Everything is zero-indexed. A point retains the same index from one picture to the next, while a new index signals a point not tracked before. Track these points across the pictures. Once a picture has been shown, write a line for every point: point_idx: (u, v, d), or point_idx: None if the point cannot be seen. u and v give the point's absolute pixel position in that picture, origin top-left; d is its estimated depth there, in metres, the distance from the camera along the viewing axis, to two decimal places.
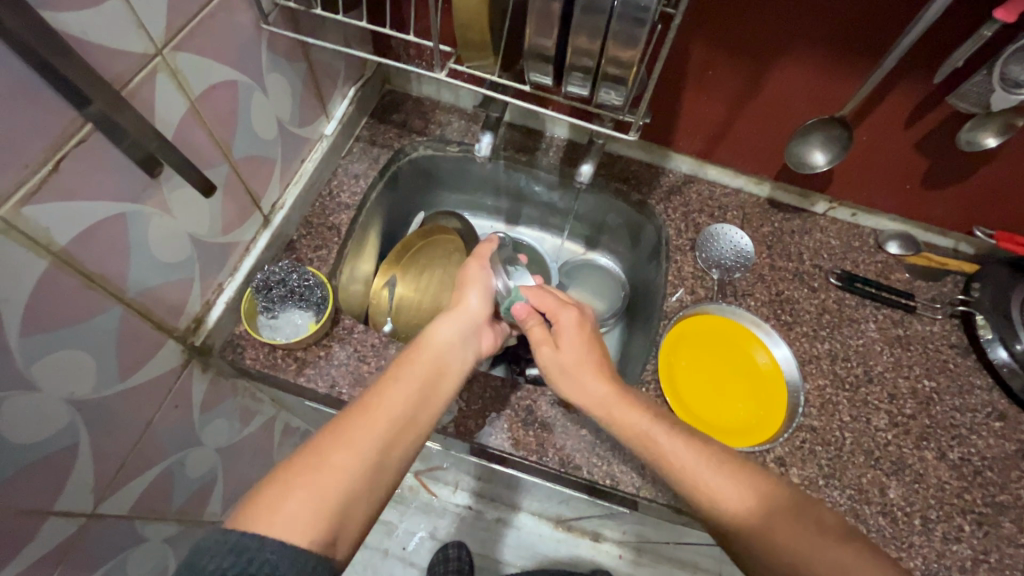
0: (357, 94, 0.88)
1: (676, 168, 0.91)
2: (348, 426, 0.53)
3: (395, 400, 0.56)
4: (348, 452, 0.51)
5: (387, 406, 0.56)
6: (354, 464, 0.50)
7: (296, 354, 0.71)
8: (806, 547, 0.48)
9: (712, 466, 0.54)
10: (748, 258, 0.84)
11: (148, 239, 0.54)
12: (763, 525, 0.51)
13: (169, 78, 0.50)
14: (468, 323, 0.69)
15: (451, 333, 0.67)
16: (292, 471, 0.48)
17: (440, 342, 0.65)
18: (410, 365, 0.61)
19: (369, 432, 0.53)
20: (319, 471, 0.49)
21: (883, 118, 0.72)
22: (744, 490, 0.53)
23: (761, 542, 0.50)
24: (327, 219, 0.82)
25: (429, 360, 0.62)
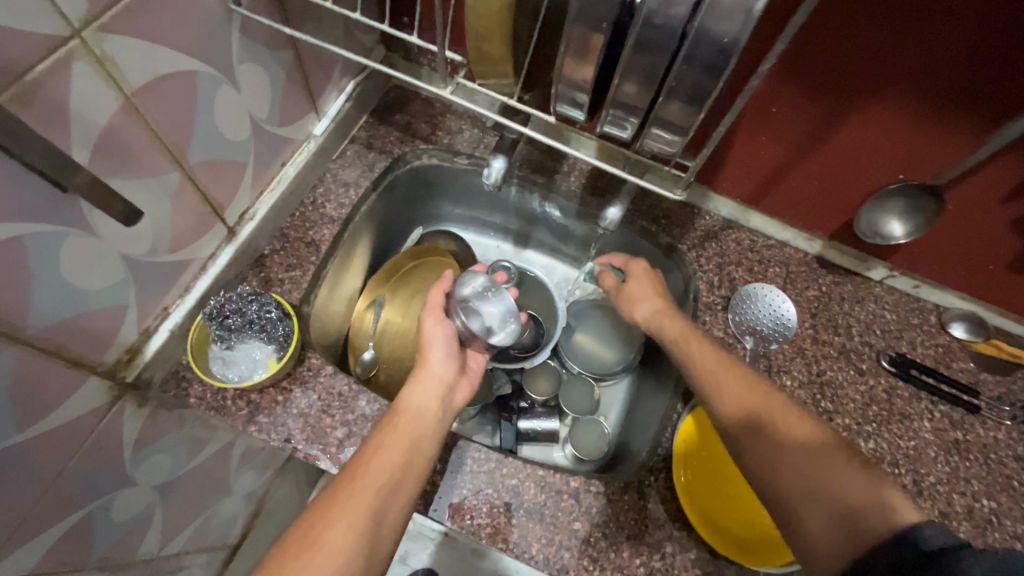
0: (356, 90, 0.77)
1: (715, 210, 0.79)
2: (333, 509, 0.48)
3: (382, 473, 0.51)
4: (337, 534, 0.46)
5: (370, 483, 0.50)
6: (348, 539, 0.46)
7: (250, 396, 0.61)
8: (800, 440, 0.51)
9: (726, 371, 0.58)
10: (788, 329, 0.72)
11: (59, 264, 0.43)
12: (770, 433, 0.52)
13: (91, 67, 0.39)
14: (441, 387, 0.61)
15: (428, 391, 0.60)
16: (282, 561, 0.45)
17: (414, 404, 0.58)
18: (388, 435, 0.55)
19: (356, 512, 0.48)
20: (310, 558, 0.45)
21: (982, 188, 0.59)
22: (755, 397, 0.55)
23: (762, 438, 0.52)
24: (306, 233, 0.71)
25: (411, 426, 0.56)
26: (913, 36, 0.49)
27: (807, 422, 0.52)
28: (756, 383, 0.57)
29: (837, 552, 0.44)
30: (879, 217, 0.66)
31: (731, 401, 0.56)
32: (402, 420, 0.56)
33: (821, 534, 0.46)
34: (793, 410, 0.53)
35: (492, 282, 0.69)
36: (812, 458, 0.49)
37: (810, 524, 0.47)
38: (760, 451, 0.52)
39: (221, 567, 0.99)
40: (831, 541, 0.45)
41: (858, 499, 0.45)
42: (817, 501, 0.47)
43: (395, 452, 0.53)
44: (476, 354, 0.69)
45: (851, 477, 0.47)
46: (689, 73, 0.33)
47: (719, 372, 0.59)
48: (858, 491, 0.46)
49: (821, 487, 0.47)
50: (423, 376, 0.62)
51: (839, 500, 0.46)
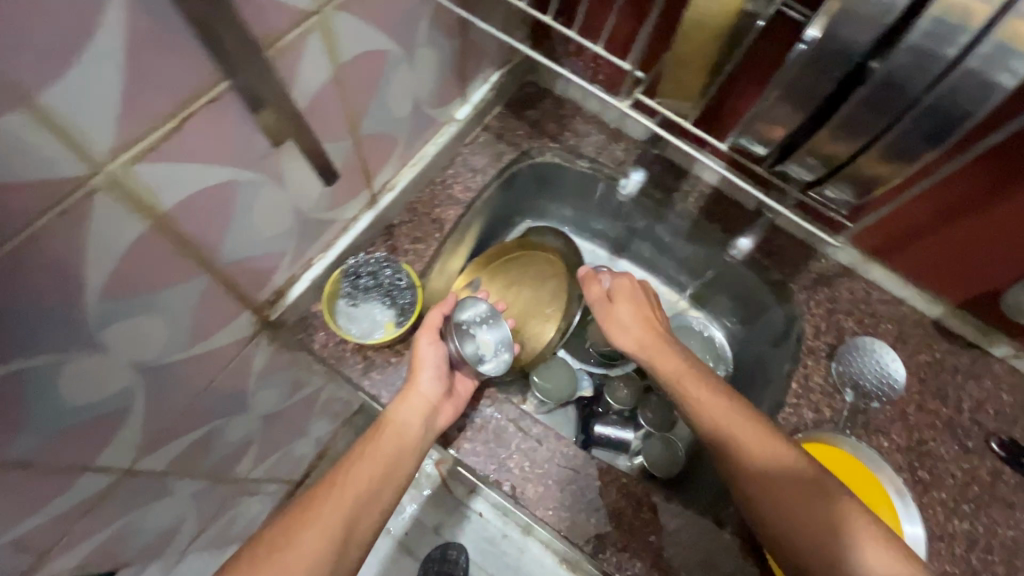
0: (499, 81, 0.80)
1: (833, 255, 0.78)
2: (306, 517, 0.52)
3: (359, 488, 0.56)
4: (308, 542, 0.50)
5: (347, 493, 0.55)
6: (319, 547, 0.51)
7: (367, 352, 0.66)
8: (815, 517, 0.51)
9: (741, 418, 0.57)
10: (895, 389, 0.70)
11: (255, 210, 0.48)
12: (788, 502, 0.52)
13: (321, 39, 0.43)
14: (424, 408, 0.61)
15: (413, 412, 0.60)
16: (254, 555, 0.50)
17: (401, 421, 0.60)
18: (370, 450, 0.59)
19: (326, 521, 0.52)
20: (282, 555, 0.49)
21: None
22: (779, 461, 0.54)
23: (769, 499, 0.53)
24: (433, 210, 0.75)
25: (392, 441, 0.60)
26: None
27: (828, 492, 0.52)
28: (770, 439, 0.56)
29: None
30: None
31: (743, 458, 0.55)
32: (385, 435, 0.60)
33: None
34: (807, 477, 0.53)
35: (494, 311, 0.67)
36: (832, 530, 0.50)
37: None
38: (782, 520, 0.52)
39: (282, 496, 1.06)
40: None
41: None
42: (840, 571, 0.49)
43: (374, 472, 0.58)
44: (465, 378, 0.65)
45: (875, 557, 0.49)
46: None
47: (728, 421, 0.57)
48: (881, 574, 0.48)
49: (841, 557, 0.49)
50: (413, 392, 0.61)
51: None
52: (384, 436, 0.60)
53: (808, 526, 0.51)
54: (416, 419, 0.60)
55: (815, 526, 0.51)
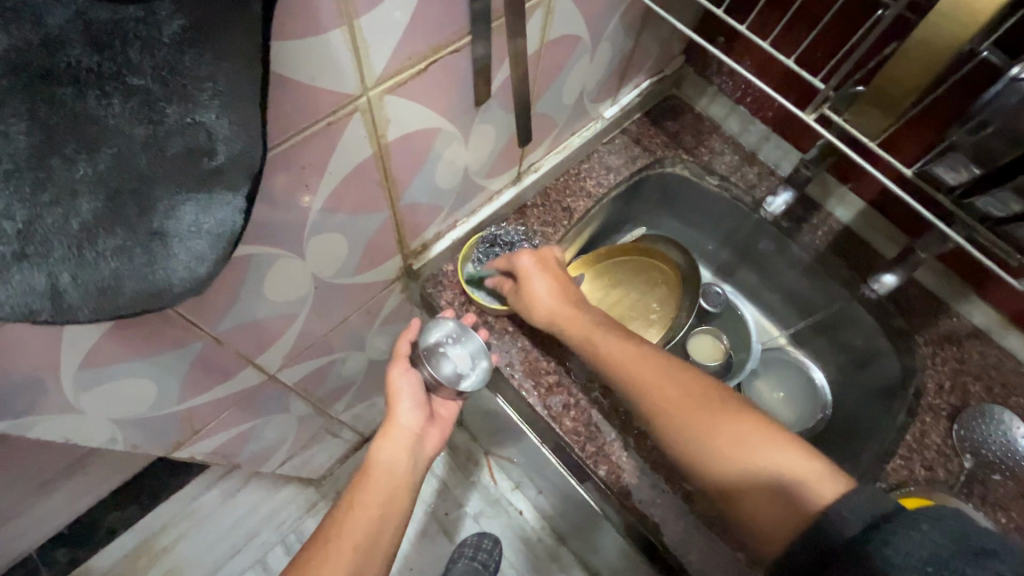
0: (648, 88, 0.82)
1: (968, 315, 0.75)
2: (307, 570, 0.50)
3: (355, 534, 0.52)
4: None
5: (343, 548, 0.51)
6: None
7: (486, 317, 0.69)
8: (672, 392, 0.51)
9: (617, 334, 0.57)
10: (1022, 465, 0.65)
11: (442, 161, 0.53)
12: (656, 391, 0.52)
13: (542, 14, 0.47)
14: (409, 439, 0.61)
15: (399, 447, 0.60)
16: None
17: (384, 456, 0.59)
18: (360, 491, 0.56)
19: (330, 572, 0.50)
20: None
21: None
22: (683, 392, 0.51)
23: (682, 423, 0.50)
24: (565, 198, 0.78)
25: (383, 475, 0.57)
26: None
27: (677, 376, 0.52)
28: (663, 366, 0.53)
29: (779, 527, 0.44)
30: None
31: (627, 373, 0.54)
32: (371, 475, 0.57)
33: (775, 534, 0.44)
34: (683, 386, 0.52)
35: (461, 328, 0.62)
36: (734, 432, 0.48)
37: (765, 514, 0.45)
38: (659, 406, 0.51)
39: (348, 448, 1.11)
40: (781, 528, 0.44)
41: (766, 464, 0.46)
42: (778, 500, 0.45)
43: (371, 510, 0.54)
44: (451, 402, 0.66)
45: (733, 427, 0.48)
46: None
47: (626, 352, 0.55)
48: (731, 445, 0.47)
49: (797, 487, 0.44)
50: (389, 435, 0.60)
51: (700, 441, 0.49)
52: (375, 472, 0.57)
53: (661, 401, 0.51)
54: (403, 452, 0.60)
55: (665, 399, 0.51)
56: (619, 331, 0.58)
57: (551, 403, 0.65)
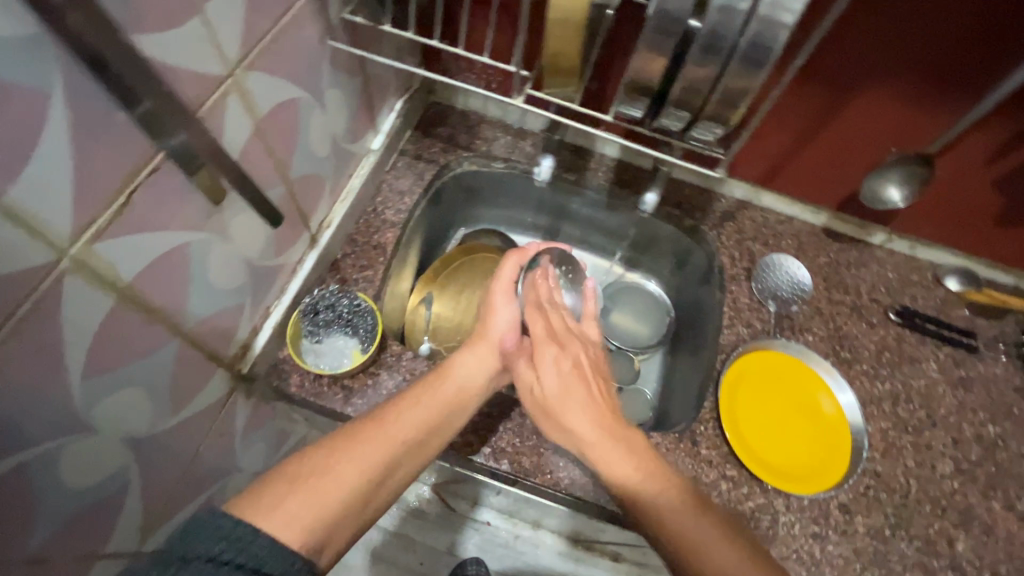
0: (404, 106, 0.86)
1: (730, 193, 0.89)
2: (357, 443, 0.52)
3: (406, 431, 0.55)
4: (348, 472, 0.49)
5: (396, 428, 0.55)
6: (358, 479, 0.49)
7: (343, 381, 0.69)
8: (646, 492, 0.52)
9: (618, 447, 0.57)
10: (806, 291, 0.81)
11: (208, 268, 0.51)
12: (660, 503, 0.51)
13: (239, 100, 0.47)
14: (493, 362, 0.67)
15: (476, 366, 0.65)
16: (293, 478, 0.46)
17: (460, 376, 0.63)
18: (429, 395, 0.60)
19: (369, 459, 0.51)
20: (322, 482, 0.47)
21: (965, 156, 0.69)
22: (663, 490, 0.52)
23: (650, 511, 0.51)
24: (372, 237, 0.79)
25: (446, 396, 0.61)
26: (893, 39, 0.59)
27: (699, 512, 0.50)
28: (645, 464, 0.55)
29: None
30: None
31: (604, 470, 0.56)
32: (443, 388, 0.61)
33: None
34: (652, 482, 0.53)
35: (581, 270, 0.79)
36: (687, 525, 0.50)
37: None
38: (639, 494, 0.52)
39: None
40: None
41: None
42: None
43: (423, 422, 0.57)
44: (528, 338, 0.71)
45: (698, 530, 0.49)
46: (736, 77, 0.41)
47: (621, 458, 0.56)
48: (651, 511, 0.51)
49: None
50: (484, 339, 0.67)
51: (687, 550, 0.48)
52: (446, 384, 0.62)
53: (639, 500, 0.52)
54: (477, 370, 0.65)
55: (642, 499, 0.52)
56: (603, 417, 0.60)
57: None
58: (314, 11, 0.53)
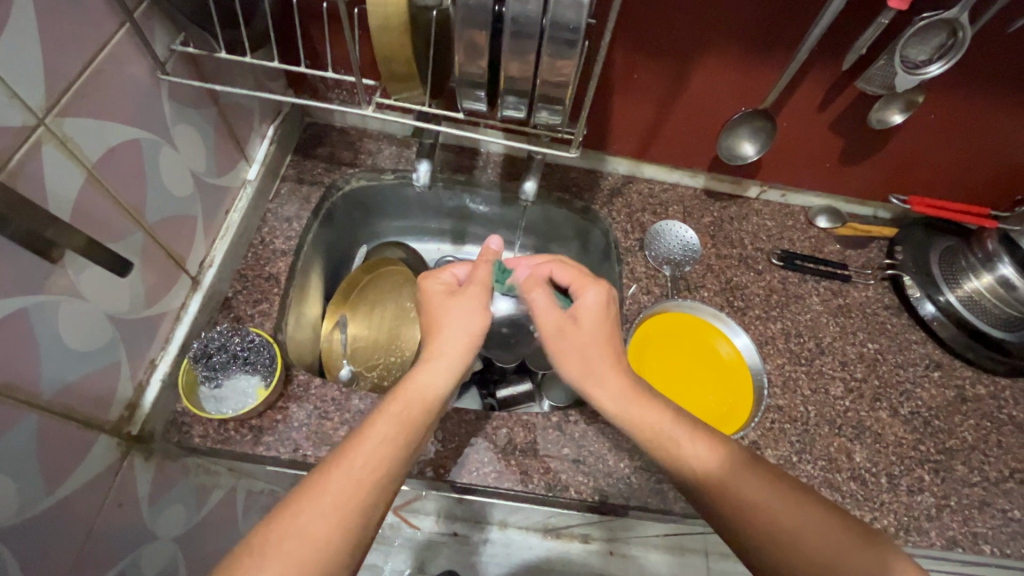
0: (277, 132, 0.84)
1: (614, 170, 0.93)
2: (323, 488, 0.46)
3: (376, 456, 0.49)
4: (321, 524, 0.44)
5: (361, 459, 0.48)
6: (332, 531, 0.44)
7: (250, 422, 0.66)
8: (780, 513, 0.48)
9: (701, 443, 0.53)
10: (695, 251, 0.86)
11: (60, 331, 0.48)
12: (774, 513, 0.48)
13: (58, 149, 0.44)
14: (454, 356, 0.58)
15: (437, 363, 0.56)
16: (258, 545, 0.43)
17: (420, 380, 0.55)
18: (389, 408, 0.52)
19: (338, 503, 0.45)
20: (290, 544, 0.42)
21: (800, 105, 0.76)
22: (782, 509, 0.48)
23: (766, 531, 0.48)
24: (263, 269, 0.77)
25: (413, 399, 0.54)
26: (711, 6, 0.65)
27: (808, 515, 0.48)
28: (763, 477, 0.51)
29: None
30: (887, 105, 0.73)
31: (708, 484, 0.51)
32: (407, 395, 0.54)
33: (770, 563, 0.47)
34: (731, 476, 0.51)
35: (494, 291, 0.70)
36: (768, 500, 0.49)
37: None
38: (753, 512, 0.48)
39: None
40: None
41: None
42: None
43: (390, 438, 0.50)
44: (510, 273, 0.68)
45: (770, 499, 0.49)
46: (551, 61, 0.44)
47: (738, 473, 0.51)
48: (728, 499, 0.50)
49: None
50: (439, 337, 0.58)
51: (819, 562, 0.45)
52: (407, 392, 0.54)
53: (767, 520, 0.48)
54: (439, 371, 0.56)
55: (773, 521, 0.48)
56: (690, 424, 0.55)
57: None
58: (136, 48, 0.52)
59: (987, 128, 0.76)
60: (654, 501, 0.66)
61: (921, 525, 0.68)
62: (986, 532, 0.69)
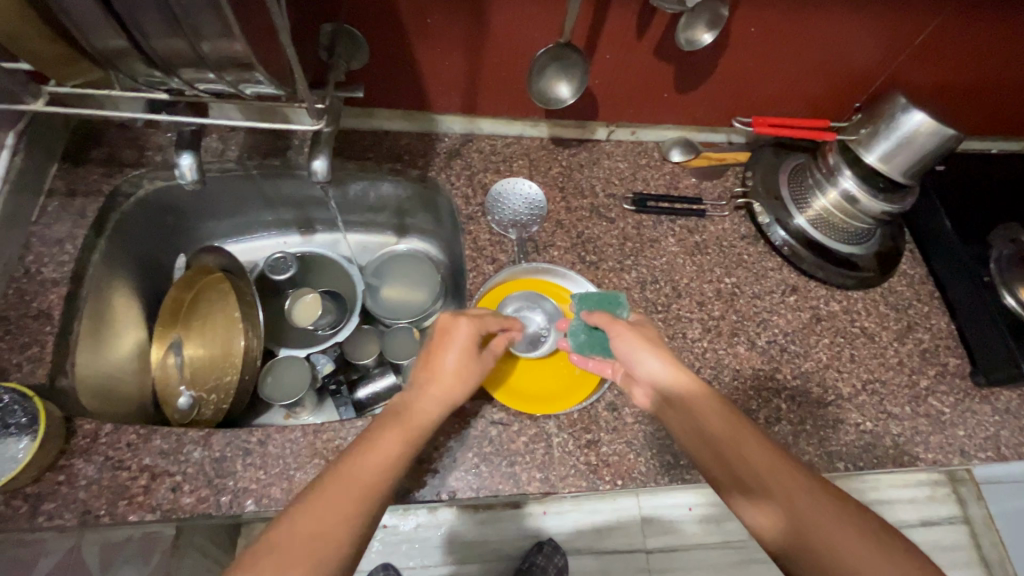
0: (19, 141, 0.69)
1: (451, 130, 0.84)
2: (324, 488, 0.46)
3: (379, 459, 0.49)
4: (328, 517, 0.44)
5: (363, 465, 0.48)
6: (337, 531, 0.44)
7: (25, 492, 0.56)
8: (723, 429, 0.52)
9: (664, 361, 0.57)
10: (542, 208, 0.80)
11: None
12: (719, 429, 0.52)
13: None
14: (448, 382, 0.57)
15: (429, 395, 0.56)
16: (264, 547, 0.42)
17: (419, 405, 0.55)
18: (382, 425, 0.53)
19: (338, 498, 0.45)
20: (293, 545, 0.42)
21: (615, 31, 0.69)
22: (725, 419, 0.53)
23: (711, 432, 0.52)
24: (29, 306, 0.65)
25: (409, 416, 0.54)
26: None
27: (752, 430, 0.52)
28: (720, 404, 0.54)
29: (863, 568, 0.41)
30: (693, 22, 0.67)
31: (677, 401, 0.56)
32: (406, 412, 0.54)
33: (718, 477, 0.52)
34: (770, 447, 0.50)
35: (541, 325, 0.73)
36: (773, 459, 0.49)
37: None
38: (700, 424, 0.54)
39: None
40: None
41: (848, 550, 0.42)
42: (852, 560, 0.41)
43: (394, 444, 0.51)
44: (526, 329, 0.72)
45: (777, 467, 0.48)
46: None
47: (703, 399, 0.55)
48: (706, 416, 0.54)
49: (844, 552, 0.42)
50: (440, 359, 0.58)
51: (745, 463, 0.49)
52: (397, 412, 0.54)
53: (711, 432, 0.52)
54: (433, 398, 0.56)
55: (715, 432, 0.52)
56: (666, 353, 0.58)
57: (160, 499, 0.57)
58: None
59: (813, 34, 0.71)
60: (507, 487, 0.62)
61: None
62: (840, 449, 0.69)
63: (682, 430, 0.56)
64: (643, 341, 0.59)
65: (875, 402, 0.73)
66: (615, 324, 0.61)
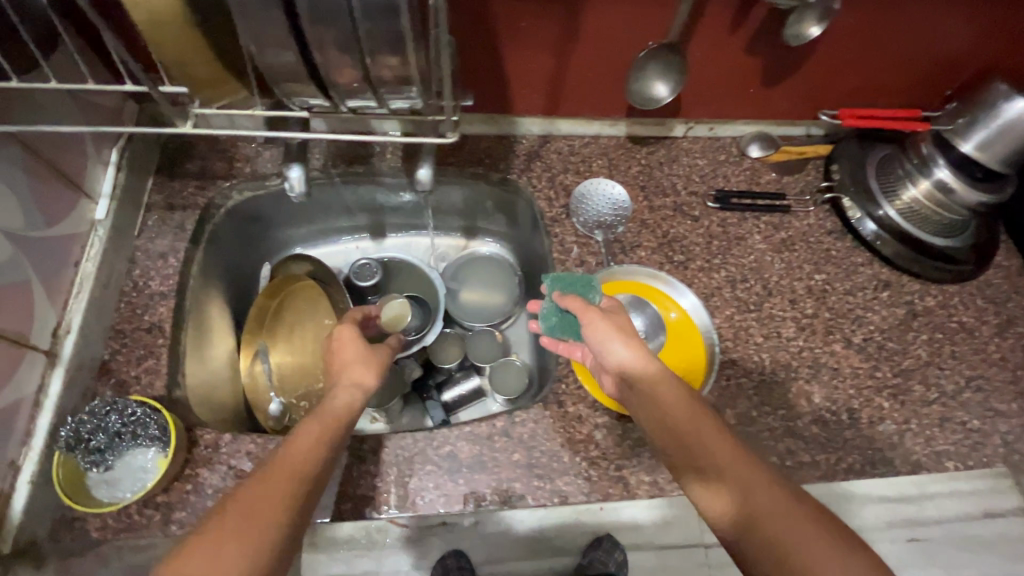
0: (123, 156, 0.72)
1: (528, 131, 0.83)
2: (252, 491, 0.43)
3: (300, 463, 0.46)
4: (249, 521, 0.41)
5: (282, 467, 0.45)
6: (260, 535, 0.40)
7: (156, 501, 0.58)
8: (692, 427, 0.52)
9: (642, 357, 0.57)
10: (626, 209, 0.79)
11: None
12: (699, 429, 0.51)
13: None
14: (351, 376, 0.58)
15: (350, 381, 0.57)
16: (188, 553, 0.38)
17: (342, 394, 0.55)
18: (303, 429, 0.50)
19: (266, 499, 0.42)
20: (216, 550, 0.39)
21: (709, 28, 0.68)
22: (692, 417, 0.52)
23: (683, 430, 0.52)
24: (141, 319, 0.67)
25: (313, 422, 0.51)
26: None
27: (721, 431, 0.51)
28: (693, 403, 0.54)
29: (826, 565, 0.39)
30: (801, 17, 0.66)
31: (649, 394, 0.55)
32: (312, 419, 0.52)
33: (676, 462, 0.52)
34: (737, 448, 0.49)
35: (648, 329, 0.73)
36: (736, 454, 0.48)
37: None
38: (666, 421, 0.53)
39: None
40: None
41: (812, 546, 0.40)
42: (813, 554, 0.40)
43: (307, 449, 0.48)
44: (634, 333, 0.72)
45: (733, 453, 0.49)
46: None
47: (676, 395, 0.54)
48: (677, 413, 0.53)
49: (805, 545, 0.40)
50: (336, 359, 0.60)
51: (714, 459, 0.49)
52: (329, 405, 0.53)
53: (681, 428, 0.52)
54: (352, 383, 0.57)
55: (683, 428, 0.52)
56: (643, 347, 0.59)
57: None
58: None
59: (913, 21, 0.69)
60: (617, 491, 0.62)
61: (885, 456, 0.67)
62: (947, 448, 0.68)
63: (645, 417, 0.55)
64: (617, 329, 0.59)
65: (979, 399, 0.71)
66: (587, 311, 0.61)
